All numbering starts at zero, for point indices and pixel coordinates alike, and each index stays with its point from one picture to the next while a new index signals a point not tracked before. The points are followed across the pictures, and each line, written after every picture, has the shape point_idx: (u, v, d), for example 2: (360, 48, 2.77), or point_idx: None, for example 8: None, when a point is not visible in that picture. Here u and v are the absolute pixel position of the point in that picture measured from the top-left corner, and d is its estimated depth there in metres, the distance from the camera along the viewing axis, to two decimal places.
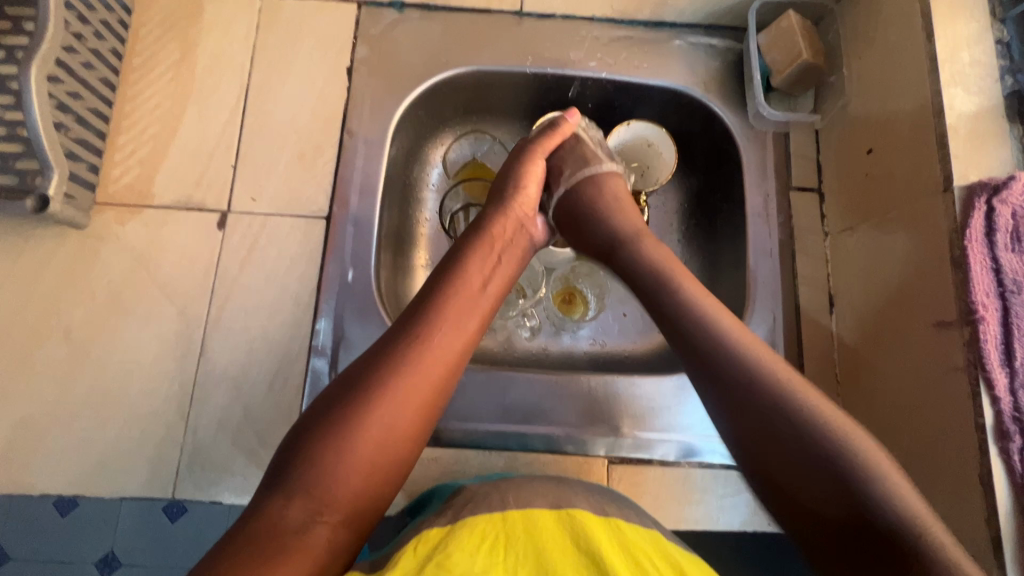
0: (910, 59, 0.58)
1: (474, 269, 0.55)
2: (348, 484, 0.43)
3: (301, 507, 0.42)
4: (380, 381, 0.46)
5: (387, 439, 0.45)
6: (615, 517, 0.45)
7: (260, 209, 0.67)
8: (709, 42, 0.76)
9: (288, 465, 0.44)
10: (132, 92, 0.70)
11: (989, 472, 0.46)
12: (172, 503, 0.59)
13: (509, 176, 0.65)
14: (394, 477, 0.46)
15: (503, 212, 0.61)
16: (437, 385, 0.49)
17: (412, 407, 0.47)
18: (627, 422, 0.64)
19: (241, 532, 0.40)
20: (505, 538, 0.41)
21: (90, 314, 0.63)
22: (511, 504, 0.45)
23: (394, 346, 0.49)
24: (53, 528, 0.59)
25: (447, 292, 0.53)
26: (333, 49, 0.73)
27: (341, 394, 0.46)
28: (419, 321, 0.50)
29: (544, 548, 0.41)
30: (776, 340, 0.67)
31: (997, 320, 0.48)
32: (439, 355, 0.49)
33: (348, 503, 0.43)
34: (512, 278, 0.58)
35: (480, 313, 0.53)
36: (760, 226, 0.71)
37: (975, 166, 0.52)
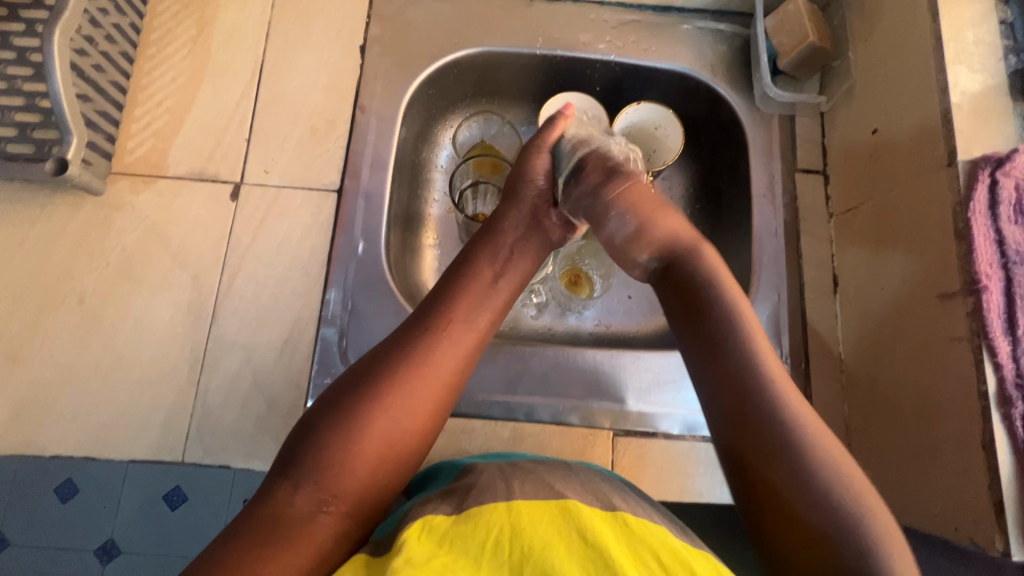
0: (913, 39, 0.59)
1: (485, 264, 0.56)
2: (357, 472, 0.44)
3: (308, 495, 0.42)
4: (391, 373, 0.47)
5: (398, 430, 0.45)
6: (621, 511, 0.44)
7: (273, 181, 0.68)
8: (717, 27, 0.77)
9: (297, 452, 0.44)
10: (148, 66, 0.71)
11: (992, 437, 0.47)
12: (180, 468, 0.60)
13: (518, 171, 0.63)
14: (403, 470, 0.46)
15: (515, 208, 0.61)
16: (448, 379, 0.49)
17: (422, 400, 0.47)
18: (633, 396, 0.64)
19: (250, 519, 0.41)
20: (508, 531, 0.40)
21: (104, 281, 0.64)
22: (517, 493, 0.44)
23: (405, 341, 0.49)
24: (55, 514, 0.59)
25: (458, 289, 0.54)
26: (347, 28, 0.74)
27: (351, 385, 0.47)
28: (431, 316, 0.51)
29: (545, 540, 0.40)
30: (780, 318, 0.68)
31: (1000, 289, 0.49)
32: (450, 350, 0.50)
33: (355, 493, 0.43)
34: (524, 274, 0.58)
35: (490, 309, 0.54)
36: (765, 206, 0.72)
37: (980, 141, 0.53)
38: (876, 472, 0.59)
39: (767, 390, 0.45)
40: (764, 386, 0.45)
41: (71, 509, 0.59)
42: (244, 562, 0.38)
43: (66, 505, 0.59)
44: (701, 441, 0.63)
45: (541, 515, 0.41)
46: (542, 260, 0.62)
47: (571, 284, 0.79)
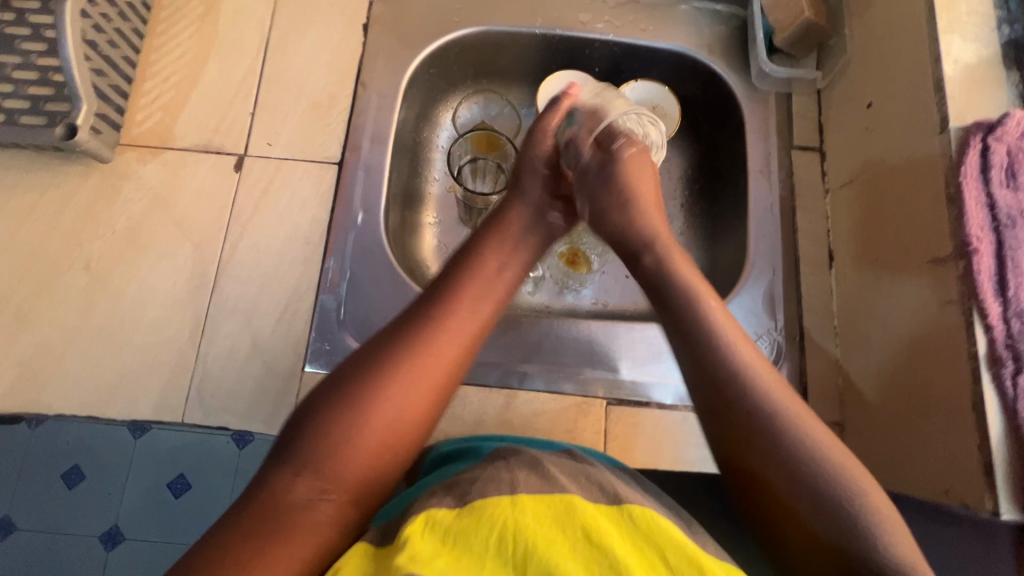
0: (907, 11, 0.60)
1: (490, 254, 0.56)
2: (357, 460, 0.43)
3: (308, 483, 0.42)
4: (391, 361, 0.46)
5: (398, 417, 0.45)
6: (627, 505, 0.41)
7: (276, 153, 0.70)
8: (714, 7, 0.78)
9: (297, 439, 0.44)
10: (158, 42, 0.73)
11: (982, 397, 0.47)
12: (180, 444, 0.61)
13: (524, 159, 0.63)
14: (403, 458, 0.46)
15: (519, 198, 0.61)
16: (449, 367, 0.48)
17: (424, 389, 0.47)
18: (626, 365, 0.65)
19: (251, 506, 0.41)
20: (512, 528, 0.38)
21: (110, 247, 0.66)
22: (521, 485, 0.41)
23: (407, 328, 0.49)
24: (60, 498, 0.60)
25: (461, 278, 0.53)
26: (351, 7, 0.76)
27: (351, 373, 0.47)
28: (433, 304, 0.51)
29: (549, 538, 0.38)
30: (775, 292, 0.68)
31: (991, 252, 0.49)
32: (453, 337, 0.49)
33: (354, 482, 0.43)
34: (528, 264, 0.59)
35: (492, 299, 0.53)
36: (761, 182, 0.72)
37: (972, 109, 0.53)
38: (870, 442, 0.59)
39: (756, 393, 0.44)
40: (755, 375, 0.44)
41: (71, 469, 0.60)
42: (239, 551, 0.38)
43: (74, 490, 0.60)
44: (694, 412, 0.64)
45: (548, 512, 0.39)
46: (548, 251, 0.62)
47: (569, 263, 0.80)
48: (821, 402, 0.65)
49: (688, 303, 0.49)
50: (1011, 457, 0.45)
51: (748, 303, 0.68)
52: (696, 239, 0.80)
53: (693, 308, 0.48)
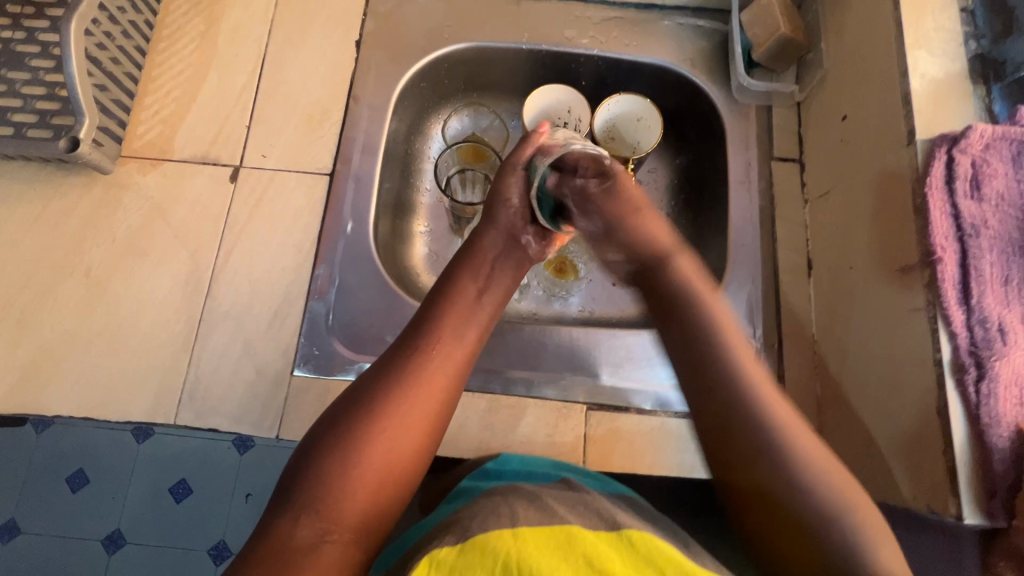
0: (879, 28, 0.61)
1: (470, 283, 0.59)
2: (356, 498, 0.45)
3: (311, 526, 0.43)
4: (382, 398, 0.49)
5: (393, 450, 0.47)
6: (624, 529, 0.42)
7: (270, 164, 0.73)
8: (696, 23, 0.80)
9: (297, 483, 0.45)
10: (160, 59, 0.76)
11: (946, 403, 0.48)
12: (176, 448, 0.63)
13: (496, 191, 0.67)
14: (402, 491, 0.47)
15: (491, 225, 0.65)
16: (439, 398, 0.51)
17: (416, 421, 0.49)
18: (606, 371, 0.67)
19: (255, 552, 0.42)
20: (515, 559, 0.38)
21: (110, 255, 0.68)
22: (521, 518, 0.42)
23: (393, 361, 0.52)
24: (64, 503, 0.62)
25: (444, 308, 0.56)
26: (344, 24, 0.79)
27: (344, 412, 0.49)
28: (418, 337, 0.53)
29: (553, 566, 0.38)
30: (754, 300, 0.70)
31: (955, 261, 0.50)
32: (439, 367, 0.52)
33: (357, 521, 0.45)
34: (508, 287, 0.62)
35: (474, 325, 0.57)
36: (741, 192, 0.74)
37: (939, 121, 0.55)
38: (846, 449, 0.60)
39: (758, 400, 0.46)
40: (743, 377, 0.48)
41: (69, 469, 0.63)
42: None
43: (77, 494, 0.62)
44: (673, 417, 0.65)
45: (550, 541, 0.40)
46: (524, 274, 0.65)
47: (556, 272, 0.82)
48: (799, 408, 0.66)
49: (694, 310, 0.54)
50: (975, 463, 0.46)
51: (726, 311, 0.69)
52: None
53: (691, 316, 0.53)
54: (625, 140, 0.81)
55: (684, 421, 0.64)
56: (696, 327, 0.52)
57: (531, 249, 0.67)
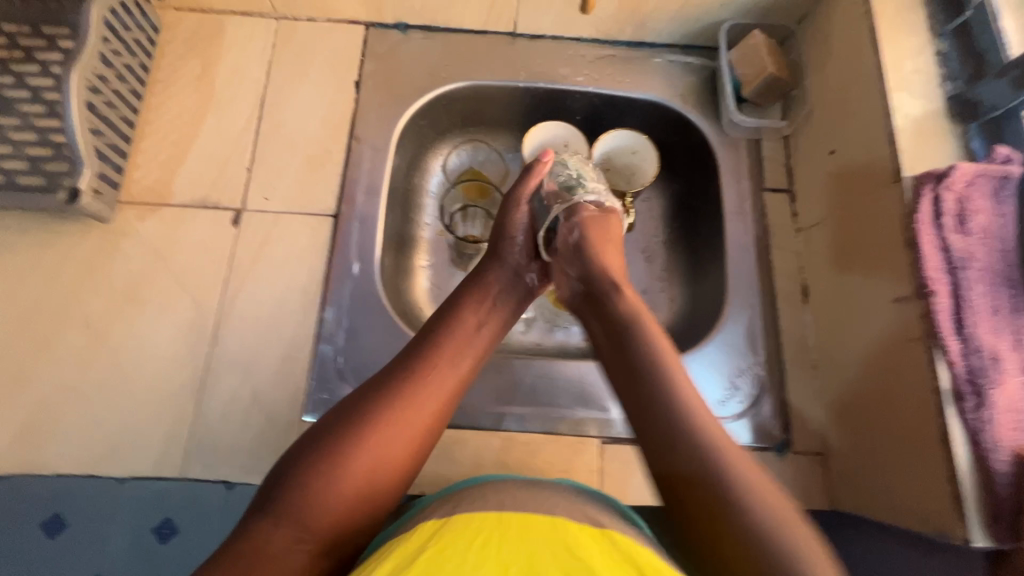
0: (861, 71, 0.65)
1: (470, 313, 0.59)
2: (333, 509, 0.46)
3: (286, 531, 0.44)
4: (375, 417, 0.49)
5: (379, 467, 0.48)
6: (611, 530, 0.46)
7: (273, 207, 0.72)
8: (685, 59, 0.83)
9: (279, 488, 0.46)
10: (156, 102, 0.76)
11: (948, 431, 0.50)
12: (177, 494, 0.61)
13: (502, 226, 0.69)
14: (379, 510, 0.48)
15: (498, 262, 0.66)
16: (428, 424, 0.52)
17: (403, 444, 0.49)
18: (616, 404, 0.68)
19: (227, 552, 0.43)
20: (497, 535, 0.43)
21: (108, 303, 0.67)
22: (508, 505, 0.47)
23: (390, 378, 0.52)
24: (46, 551, 0.59)
25: (445, 335, 0.56)
26: (342, 65, 0.79)
27: (336, 424, 0.49)
28: (417, 361, 0.54)
29: (537, 548, 0.43)
30: (754, 327, 0.72)
31: (948, 293, 0.53)
32: (433, 395, 0.52)
33: (330, 532, 0.45)
34: (506, 323, 0.63)
35: (471, 354, 0.57)
36: (736, 223, 0.76)
37: (920, 161, 0.59)
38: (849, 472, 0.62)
39: (704, 448, 0.46)
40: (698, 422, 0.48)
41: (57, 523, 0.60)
42: None
43: (54, 539, 0.60)
44: None
45: (533, 528, 0.44)
46: (524, 310, 0.65)
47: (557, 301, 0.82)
48: (804, 433, 0.68)
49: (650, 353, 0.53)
50: (978, 486, 0.49)
51: (728, 339, 0.71)
52: (679, 276, 0.83)
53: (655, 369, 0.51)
54: (621, 173, 0.83)
55: None
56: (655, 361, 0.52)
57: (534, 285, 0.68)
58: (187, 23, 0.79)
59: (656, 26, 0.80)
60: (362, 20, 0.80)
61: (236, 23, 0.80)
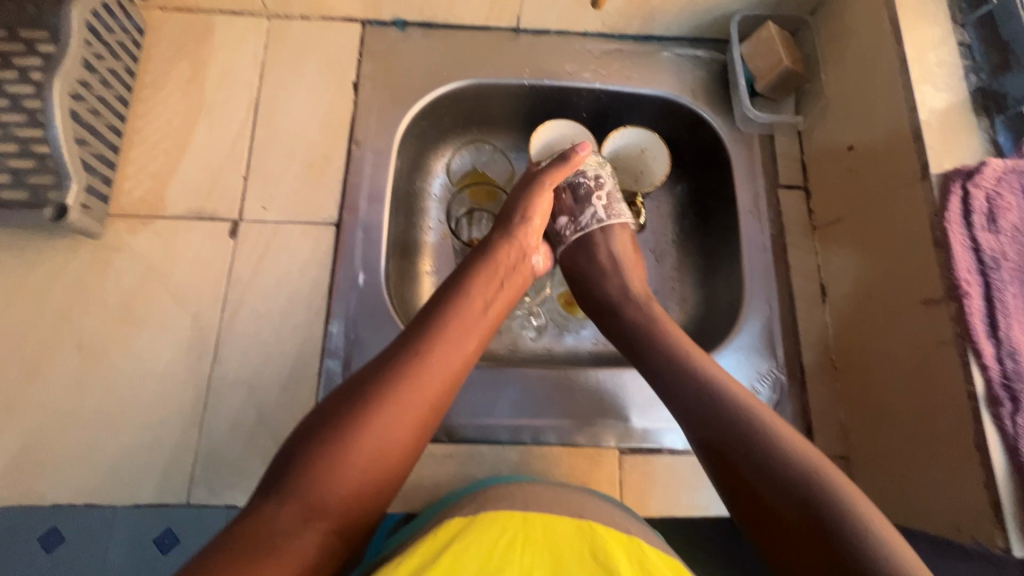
0: (881, 65, 0.63)
1: (475, 289, 0.57)
2: (342, 489, 0.44)
3: (294, 509, 0.42)
4: (378, 395, 0.47)
5: (384, 448, 0.46)
6: (635, 537, 0.45)
7: (271, 217, 0.69)
8: (695, 53, 0.80)
9: (285, 469, 0.44)
10: (144, 108, 0.72)
11: (985, 438, 0.49)
12: (184, 513, 0.59)
13: (514, 205, 0.65)
14: (388, 489, 0.47)
15: (505, 239, 0.62)
16: (432, 399, 0.49)
17: (407, 421, 0.47)
18: (635, 413, 0.66)
19: (234, 532, 0.41)
20: (523, 536, 0.42)
21: (102, 323, 0.64)
22: (534, 507, 0.46)
23: (395, 358, 0.50)
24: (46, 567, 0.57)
25: (448, 312, 0.54)
26: (339, 65, 0.76)
27: (338, 406, 0.47)
28: (420, 338, 0.52)
29: (563, 554, 0.41)
30: (773, 329, 0.70)
31: (980, 294, 0.51)
32: (436, 372, 0.50)
33: (340, 510, 0.44)
34: (511, 301, 0.60)
35: (479, 333, 0.55)
36: (752, 222, 0.74)
37: (950, 156, 0.56)
38: (874, 476, 0.61)
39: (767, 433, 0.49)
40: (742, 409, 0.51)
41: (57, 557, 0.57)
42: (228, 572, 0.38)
43: (51, 556, 0.57)
44: None
45: (558, 532, 0.43)
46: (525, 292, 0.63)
47: (567, 305, 0.80)
48: (826, 437, 0.66)
49: (678, 367, 0.55)
50: (1017, 493, 0.47)
51: (746, 343, 0.69)
52: (691, 276, 0.81)
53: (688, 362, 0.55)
54: (628, 172, 0.80)
55: None
56: (692, 379, 0.54)
57: (538, 267, 0.67)
58: (173, 24, 0.75)
59: (664, 19, 0.77)
60: (358, 18, 0.77)
61: (226, 23, 0.76)
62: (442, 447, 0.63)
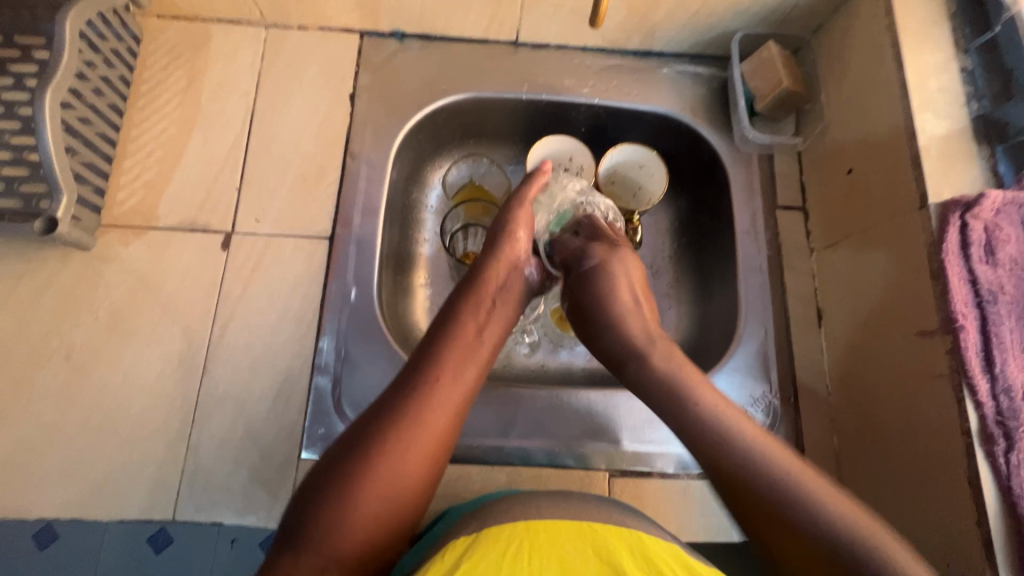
0: (882, 88, 0.62)
1: (471, 318, 0.56)
2: (356, 536, 0.44)
3: (310, 561, 0.42)
4: (384, 437, 0.47)
5: (394, 489, 0.46)
6: (636, 530, 0.44)
7: (264, 230, 0.69)
8: (695, 70, 0.79)
9: (300, 519, 0.44)
10: (139, 117, 0.72)
11: (977, 474, 0.48)
12: (171, 527, 0.59)
13: (497, 222, 0.65)
14: (401, 529, 0.46)
15: (493, 257, 0.61)
16: (439, 436, 0.49)
17: (416, 460, 0.47)
18: (625, 435, 0.65)
19: None
20: (530, 545, 0.41)
21: (92, 335, 0.64)
22: (536, 514, 0.44)
23: (397, 395, 0.50)
24: (35, 563, 0.57)
25: (445, 344, 0.54)
26: (336, 76, 0.76)
27: (345, 449, 0.47)
28: (420, 373, 0.51)
29: (568, 555, 0.40)
30: (768, 353, 0.69)
31: (976, 328, 0.50)
32: (440, 408, 0.50)
33: (355, 556, 0.43)
34: (508, 322, 0.60)
35: (477, 363, 0.54)
36: (749, 243, 0.73)
37: (949, 184, 0.55)
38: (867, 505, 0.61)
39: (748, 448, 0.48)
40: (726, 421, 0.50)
41: (46, 561, 0.57)
42: None
43: (43, 552, 0.57)
44: (696, 479, 0.64)
45: (561, 533, 0.42)
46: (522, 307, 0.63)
47: (561, 320, 0.77)
48: (819, 463, 0.65)
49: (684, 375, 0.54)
50: (1009, 532, 0.47)
51: (741, 365, 0.69)
52: (687, 294, 0.80)
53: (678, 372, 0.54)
54: (626, 188, 0.80)
55: (706, 483, 0.64)
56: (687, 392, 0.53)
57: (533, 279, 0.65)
58: (170, 32, 0.75)
59: (664, 36, 0.76)
60: (356, 29, 0.76)
61: (223, 32, 0.75)
62: None
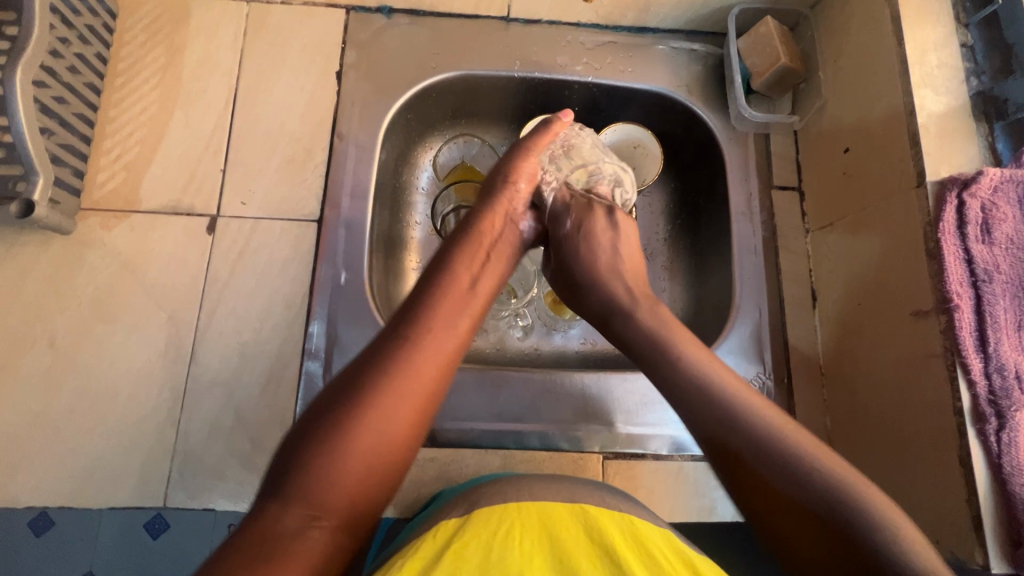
0: (881, 62, 0.61)
1: (462, 269, 0.55)
2: (345, 484, 0.42)
3: (297, 509, 0.40)
4: (374, 386, 0.46)
5: (382, 439, 0.44)
6: (632, 515, 0.44)
7: (251, 213, 0.67)
8: (691, 47, 0.78)
9: (285, 468, 0.42)
10: (117, 96, 0.69)
11: (967, 452, 0.49)
12: (164, 513, 0.58)
13: (497, 175, 0.63)
14: (390, 479, 0.45)
15: (488, 211, 0.60)
16: (429, 387, 0.48)
17: (405, 409, 0.46)
18: (619, 417, 0.65)
19: (240, 540, 0.39)
20: (520, 525, 0.41)
21: (75, 321, 0.62)
22: (527, 495, 0.44)
23: (388, 345, 0.48)
24: (36, 548, 0.57)
25: (435, 295, 0.52)
26: (322, 52, 0.73)
27: (335, 399, 0.45)
28: (409, 324, 0.50)
29: (560, 539, 0.40)
30: (762, 335, 0.69)
31: (971, 308, 0.50)
32: (431, 358, 0.49)
33: (344, 508, 0.42)
34: (503, 276, 0.58)
35: (468, 314, 0.53)
36: (744, 224, 0.73)
37: (946, 163, 0.55)
38: None
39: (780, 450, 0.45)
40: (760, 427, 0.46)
41: (47, 547, 0.57)
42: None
43: (42, 538, 0.57)
44: (688, 461, 0.64)
45: (552, 514, 0.42)
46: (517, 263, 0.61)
47: (555, 304, 0.76)
48: None
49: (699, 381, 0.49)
50: (997, 509, 0.48)
51: (736, 347, 0.68)
52: (681, 275, 0.80)
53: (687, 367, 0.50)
54: None
55: (698, 465, 0.64)
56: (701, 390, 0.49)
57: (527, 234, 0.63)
58: (147, 6, 0.72)
59: (659, 11, 0.75)
60: (342, 4, 0.74)
61: (203, 6, 0.73)
62: (423, 452, 0.62)
